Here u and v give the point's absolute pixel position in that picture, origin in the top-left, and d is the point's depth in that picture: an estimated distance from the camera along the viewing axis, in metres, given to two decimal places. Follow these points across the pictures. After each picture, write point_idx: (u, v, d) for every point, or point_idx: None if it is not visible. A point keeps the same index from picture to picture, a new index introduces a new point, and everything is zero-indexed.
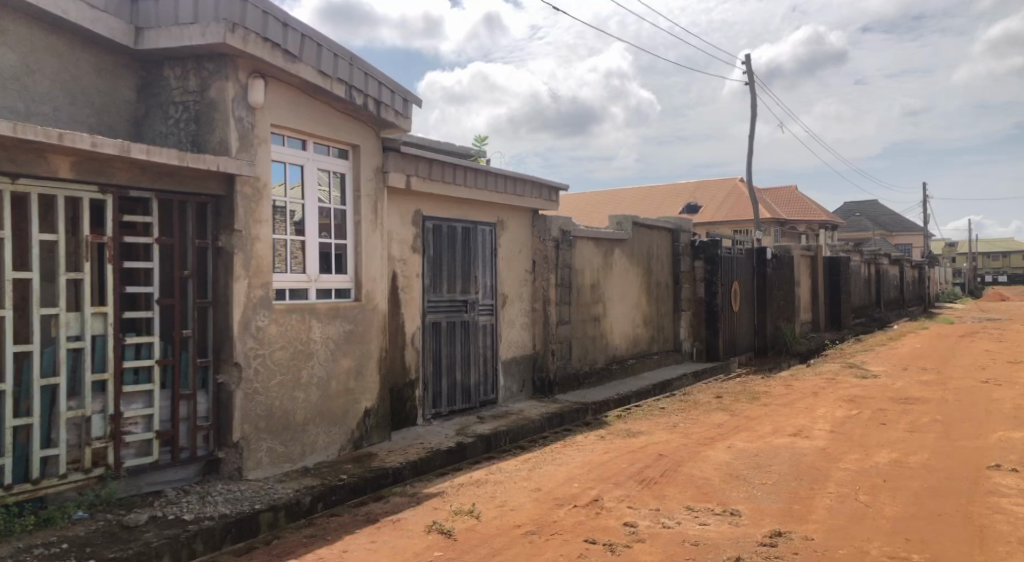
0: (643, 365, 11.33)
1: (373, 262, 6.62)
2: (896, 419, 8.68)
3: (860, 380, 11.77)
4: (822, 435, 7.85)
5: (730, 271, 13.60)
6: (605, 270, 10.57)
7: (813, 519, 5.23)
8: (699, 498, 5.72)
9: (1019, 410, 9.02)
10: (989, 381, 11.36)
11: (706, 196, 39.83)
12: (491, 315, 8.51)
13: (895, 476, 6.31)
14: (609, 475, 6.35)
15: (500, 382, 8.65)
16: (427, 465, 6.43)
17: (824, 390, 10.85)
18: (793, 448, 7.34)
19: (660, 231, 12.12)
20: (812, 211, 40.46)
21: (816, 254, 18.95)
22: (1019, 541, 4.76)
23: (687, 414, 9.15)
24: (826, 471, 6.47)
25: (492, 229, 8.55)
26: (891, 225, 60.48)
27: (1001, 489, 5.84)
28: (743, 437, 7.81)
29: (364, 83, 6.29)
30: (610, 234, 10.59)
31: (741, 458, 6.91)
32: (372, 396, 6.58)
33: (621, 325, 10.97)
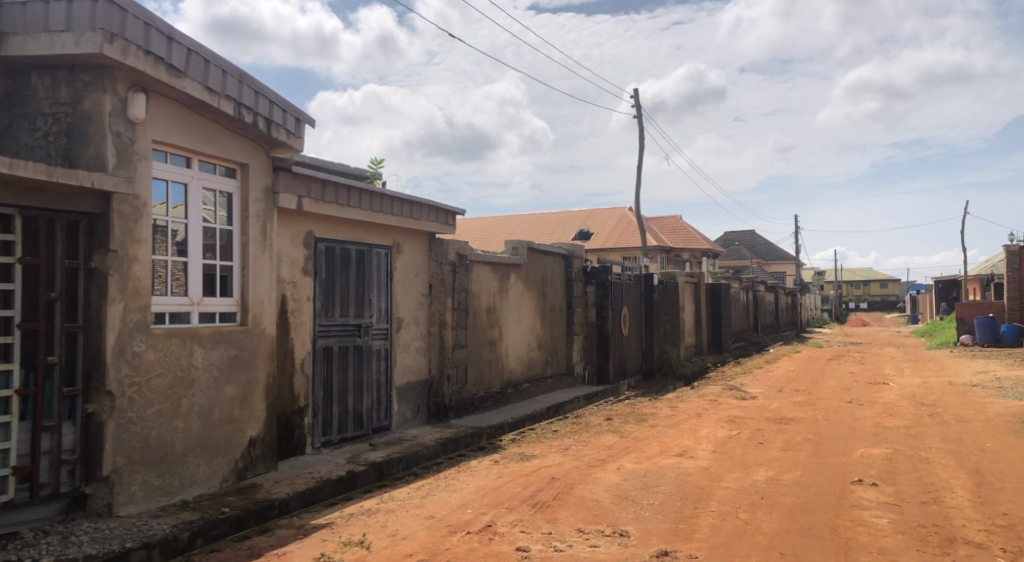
0: (536, 389, 11.46)
1: (261, 285, 6.39)
2: (773, 439, 9.17)
3: (740, 401, 12.37)
4: (705, 456, 8.18)
5: (619, 297, 14.02)
6: (501, 295, 10.64)
7: (697, 537, 5.43)
8: (590, 520, 5.82)
9: (880, 428, 9.74)
10: (852, 401, 12.21)
11: (597, 223, 41.02)
12: (386, 339, 8.39)
13: (771, 493, 6.66)
14: (501, 500, 6.36)
15: (393, 407, 8.51)
16: (315, 495, 6.23)
17: (707, 411, 11.32)
18: (678, 468, 7.61)
19: (554, 256, 12.34)
20: (696, 240, 42.42)
21: (699, 281, 19.85)
22: (879, 551, 5.12)
23: (579, 436, 9.32)
24: (709, 490, 6.73)
25: (387, 252, 8.45)
26: (766, 254, 64.24)
27: (864, 503, 6.28)
28: (632, 458, 8.03)
29: (254, 101, 6.12)
30: (506, 259, 10.68)
31: (630, 480, 7.09)
32: (258, 424, 6.32)
33: (516, 348, 11.06)
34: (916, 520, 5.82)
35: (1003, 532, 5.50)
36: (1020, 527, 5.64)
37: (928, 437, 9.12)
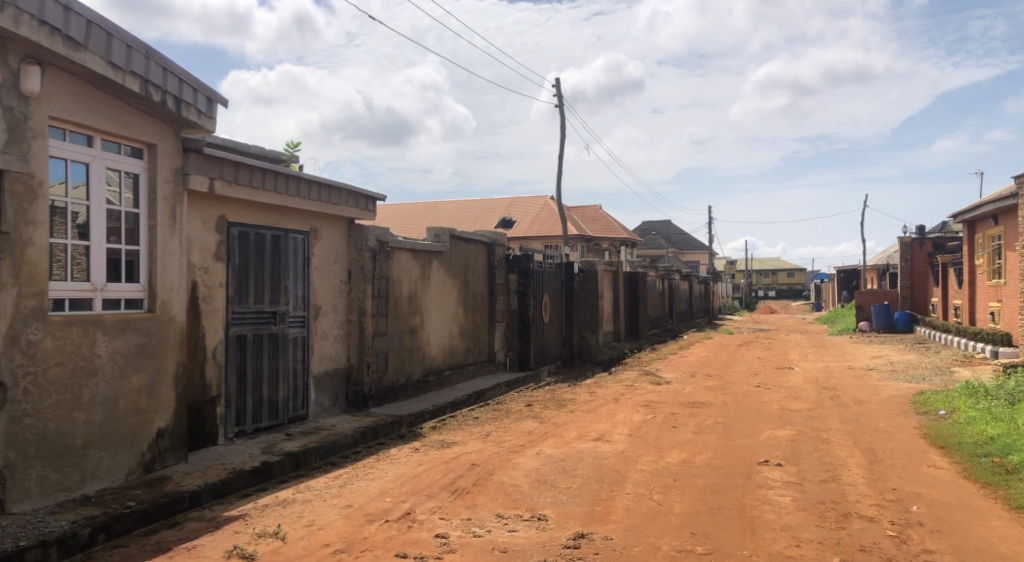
0: (458, 376, 11.47)
1: (170, 271, 6.14)
2: (685, 422, 9.49)
3: (655, 386, 12.74)
4: (621, 439, 8.40)
5: (540, 284, 14.15)
6: (423, 282, 10.57)
7: (613, 519, 5.57)
8: (508, 505, 5.89)
9: (785, 411, 10.22)
10: (760, 385, 12.77)
11: (519, 212, 41.26)
12: (303, 326, 8.21)
13: (683, 475, 6.89)
14: (421, 488, 6.34)
15: (311, 396, 8.36)
16: (228, 486, 6.06)
17: (624, 396, 11.61)
18: (595, 452, 7.78)
19: (476, 244, 12.32)
20: (615, 230, 43.26)
21: (617, 269, 20.25)
22: (782, 528, 5.39)
23: (499, 423, 9.39)
24: (625, 473, 6.92)
25: (304, 238, 8.26)
26: (682, 244, 66.10)
27: (769, 482, 6.59)
28: (550, 443, 8.15)
29: (162, 78, 5.84)
30: (428, 246, 10.61)
31: (548, 464, 7.20)
32: (167, 415, 6.09)
33: (438, 336, 11.02)
34: (816, 497, 6.14)
35: (893, 507, 5.88)
36: (908, 501, 6.04)
37: (828, 419, 9.63)
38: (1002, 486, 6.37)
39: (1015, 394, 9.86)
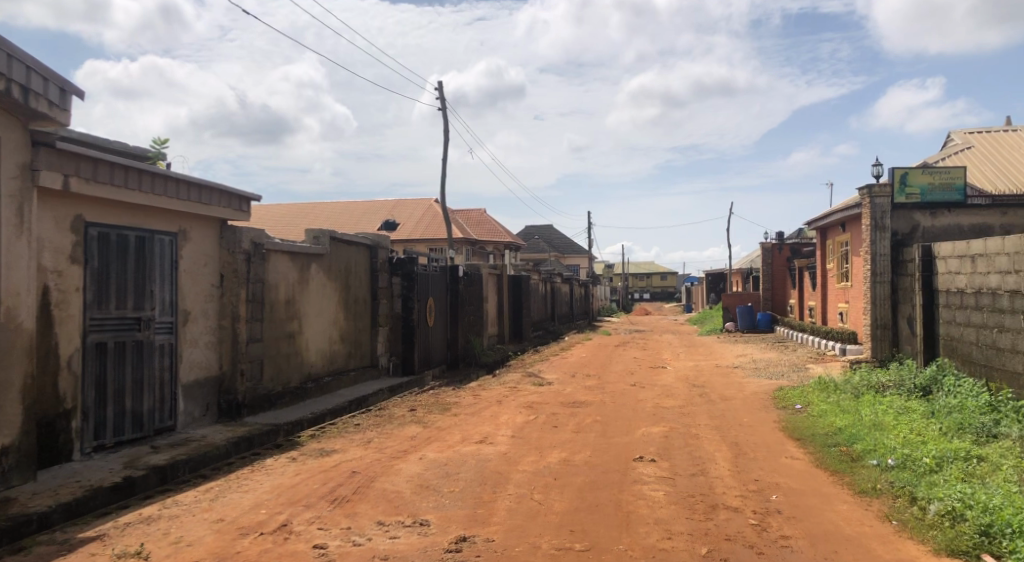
0: (339, 382, 11.19)
1: (16, 274, 5.65)
2: (566, 422, 9.72)
3: (537, 387, 12.97)
4: (504, 441, 8.48)
5: (424, 288, 14.06)
6: (301, 286, 10.26)
7: (494, 521, 5.62)
8: (390, 512, 5.81)
9: (659, 408, 10.67)
10: (636, 384, 13.27)
11: (403, 214, 40.91)
12: (170, 333, 7.76)
13: (563, 473, 7.05)
14: (298, 498, 6.15)
15: (179, 406, 7.91)
16: (83, 506, 5.64)
17: (507, 398, 11.74)
18: (478, 454, 7.81)
19: (358, 246, 12.10)
20: (498, 234, 43.70)
21: (501, 272, 20.43)
22: (655, 522, 5.62)
23: (381, 429, 9.26)
24: (507, 475, 6.99)
25: (172, 240, 7.82)
26: (564, 247, 67.62)
27: (644, 478, 6.86)
28: (433, 448, 8.12)
29: (7, 66, 5.37)
30: (306, 248, 10.31)
31: (431, 469, 7.17)
32: (13, 431, 5.60)
33: (317, 342, 10.72)
34: (686, 490, 6.45)
35: (754, 497, 6.27)
36: (768, 490, 6.45)
37: (698, 415, 10.14)
38: (849, 473, 6.94)
39: (860, 388, 10.76)
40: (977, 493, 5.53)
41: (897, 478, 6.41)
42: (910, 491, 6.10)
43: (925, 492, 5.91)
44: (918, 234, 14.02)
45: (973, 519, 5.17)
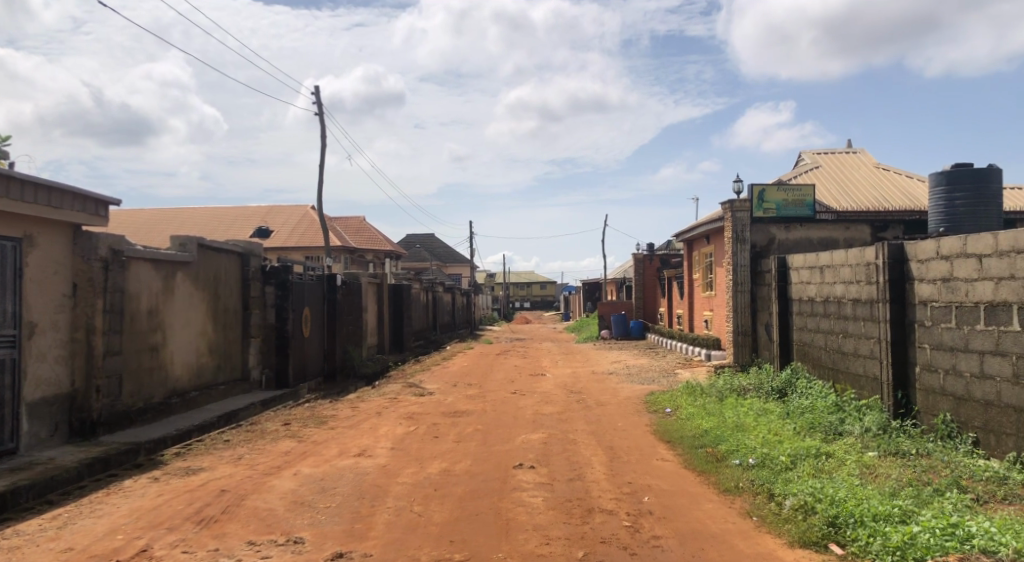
0: (207, 397, 10.62)
1: None
2: (446, 432, 9.68)
3: (418, 398, 12.86)
4: (383, 453, 8.34)
5: (300, 298, 13.62)
6: (165, 296, 9.68)
7: (372, 535, 5.52)
8: (261, 531, 5.58)
9: (538, 415, 10.84)
10: (516, 392, 13.43)
11: (277, 221, 39.61)
12: (12, 348, 7.11)
13: (443, 484, 7.02)
14: (160, 520, 5.78)
15: (22, 427, 7.25)
16: None
17: (386, 410, 11.55)
18: (356, 468, 7.64)
19: (228, 254, 11.56)
20: (378, 242, 43.12)
21: (381, 281, 20.14)
22: (534, 528, 5.70)
23: (253, 444, 8.86)
24: (385, 487, 6.87)
25: (16, 246, 7.19)
26: (445, 256, 67.56)
27: (523, 485, 6.94)
28: (309, 462, 7.86)
29: None
30: (171, 256, 9.75)
31: (306, 484, 6.94)
32: None
33: (182, 355, 10.14)
34: (564, 495, 6.59)
35: (628, 499, 6.49)
36: (640, 492, 6.70)
37: (575, 421, 10.39)
38: (714, 472, 7.33)
39: (723, 391, 11.41)
40: (825, 488, 6.01)
41: (757, 476, 6.84)
42: (768, 488, 6.53)
43: (781, 488, 6.34)
44: (774, 246, 15.05)
45: (822, 511, 5.60)
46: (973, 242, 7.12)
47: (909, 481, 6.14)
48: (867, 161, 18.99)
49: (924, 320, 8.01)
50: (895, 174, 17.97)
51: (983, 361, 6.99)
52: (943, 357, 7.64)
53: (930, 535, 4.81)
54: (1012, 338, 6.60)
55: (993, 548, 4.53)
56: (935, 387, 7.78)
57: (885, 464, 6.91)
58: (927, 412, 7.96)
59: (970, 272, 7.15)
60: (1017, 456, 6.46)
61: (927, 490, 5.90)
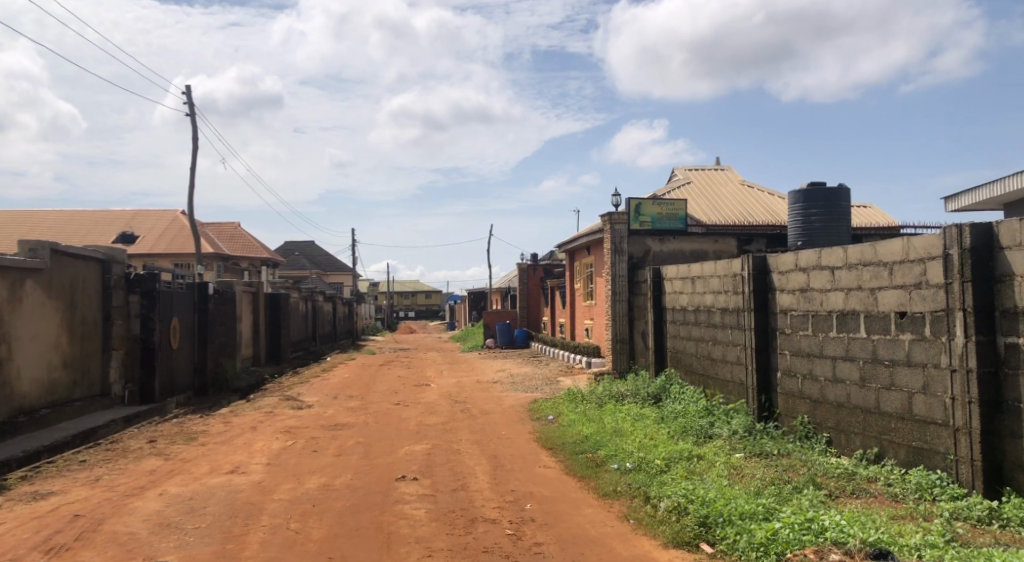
0: (60, 415, 9.81)
1: None
2: (326, 445, 9.40)
3: (296, 411, 12.41)
4: (258, 470, 7.99)
5: (168, 307, 12.86)
6: (11, 305, 8.89)
7: (245, 555, 5.27)
8: (120, 557, 5.20)
9: (422, 426, 10.74)
10: (398, 403, 13.23)
11: (143, 226, 37.30)
12: None
13: (322, 499, 6.81)
14: (2, 551, 5.27)
15: None
16: None
17: (261, 424, 11.08)
18: (228, 486, 7.27)
19: (86, 261, 10.77)
20: (254, 249, 41.46)
21: (257, 290, 19.34)
22: (416, 540, 5.64)
23: (113, 464, 8.26)
24: (260, 505, 6.59)
25: None
26: (326, 264, 65.80)
27: (406, 497, 6.85)
28: (176, 481, 7.41)
29: None
30: (19, 262, 8.98)
31: (173, 505, 6.54)
32: None
33: (32, 369, 9.33)
34: (447, 506, 6.55)
35: (511, 507, 6.53)
36: (523, 500, 6.76)
37: (459, 430, 10.35)
38: (594, 478, 7.51)
39: (603, 398, 11.73)
40: (696, 489, 6.29)
41: (634, 480, 7.07)
42: (644, 491, 6.76)
43: (656, 491, 6.58)
44: (649, 258, 15.66)
45: (693, 512, 5.86)
46: (826, 256, 7.71)
47: (772, 481, 6.54)
48: (733, 178, 20.15)
49: (785, 328, 8.57)
50: (758, 191, 19.17)
51: (835, 366, 7.56)
52: (801, 363, 8.20)
53: (790, 530, 5.12)
54: (860, 344, 7.17)
55: (843, 540, 4.88)
56: (794, 391, 8.34)
57: (750, 464, 7.32)
58: (787, 413, 8.51)
59: (824, 283, 7.74)
60: (864, 453, 7.02)
61: (787, 487, 6.30)
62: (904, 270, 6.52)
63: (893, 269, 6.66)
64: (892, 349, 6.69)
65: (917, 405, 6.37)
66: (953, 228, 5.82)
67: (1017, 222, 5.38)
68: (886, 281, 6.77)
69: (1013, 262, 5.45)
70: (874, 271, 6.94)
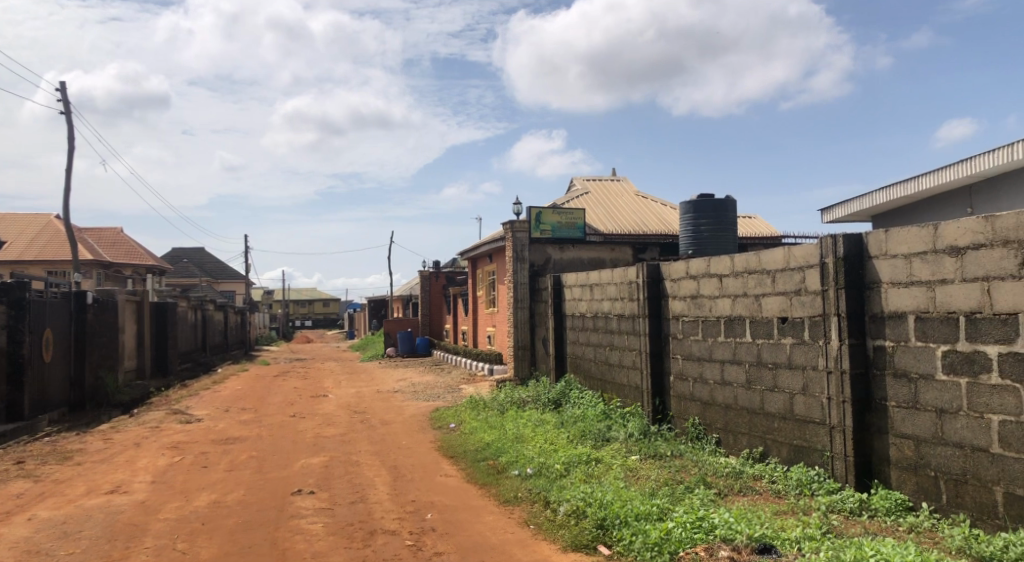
0: None
1: None
2: (216, 461, 8.99)
3: (184, 425, 11.81)
4: (141, 488, 7.55)
5: (39, 318, 11.97)
6: None
7: None
8: None
9: (319, 438, 10.46)
10: (295, 414, 12.83)
11: (10, 231, 34.59)
12: None
13: (212, 517, 6.51)
14: None
15: None
16: None
17: (145, 440, 10.48)
18: (108, 507, 6.83)
19: None
20: (138, 256, 39.25)
21: (142, 299, 18.32)
22: (313, 555, 5.48)
23: None
24: (143, 526, 6.22)
25: None
26: (217, 271, 63.09)
27: (302, 512, 6.64)
28: (47, 505, 6.88)
29: None
30: None
31: (44, 530, 6.08)
32: None
33: None
34: (345, 519, 6.40)
35: (411, 518, 6.45)
36: (423, 510, 6.70)
37: (358, 441, 10.15)
38: (495, 485, 7.52)
39: (504, 405, 11.80)
40: (594, 492, 6.42)
41: (534, 486, 7.14)
42: (544, 496, 6.84)
43: (556, 496, 6.67)
44: (550, 265, 15.90)
45: (592, 514, 5.98)
46: (714, 264, 8.07)
47: (665, 481, 6.77)
48: (627, 189, 20.79)
49: (677, 334, 8.90)
50: (652, 201, 19.87)
51: (723, 369, 7.91)
52: (692, 367, 8.53)
53: (682, 529, 5.31)
54: (746, 348, 7.53)
55: (731, 536, 5.11)
56: (686, 394, 8.67)
57: (645, 466, 7.54)
58: (679, 416, 8.85)
59: (712, 290, 8.09)
60: (749, 453, 7.38)
61: (680, 488, 6.53)
62: (785, 278, 6.91)
63: (776, 277, 7.05)
64: (775, 353, 7.08)
65: (797, 405, 6.76)
66: (828, 238, 6.22)
67: (884, 233, 5.81)
68: (769, 288, 7.16)
69: (880, 270, 5.88)
70: (758, 278, 7.32)
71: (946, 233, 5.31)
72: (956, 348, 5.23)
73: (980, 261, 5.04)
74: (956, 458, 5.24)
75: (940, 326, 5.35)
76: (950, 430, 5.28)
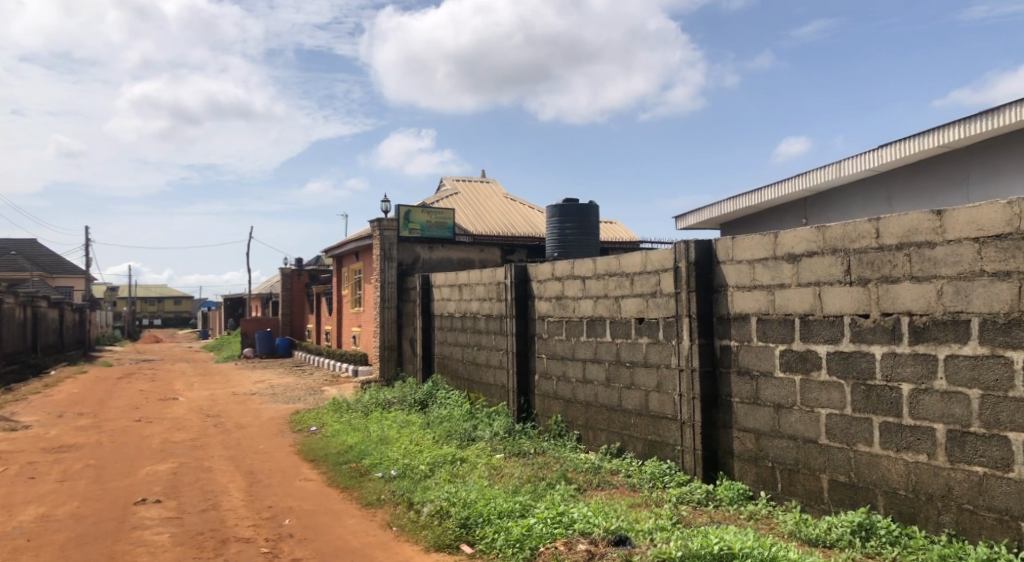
0: None
1: None
2: (47, 471, 8.21)
3: (8, 433, 10.70)
4: None
5: None
6: None
7: None
8: None
9: (167, 443, 9.81)
10: (140, 419, 11.96)
11: None
12: None
13: (40, 533, 5.94)
14: None
15: None
16: None
17: None
18: None
19: None
20: None
21: None
22: None
23: None
24: None
25: None
26: (52, 265, 57.72)
27: (145, 522, 6.20)
28: None
29: None
30: None
31: None
32: None
33: None
34: (193, 529, 6.03)
35: (267, 524, 6.19)
36: (281, 516, 6.45)
37: (211, 446, 9.61)
38: (357, 487, 7.37)
39: (368, 406, 11.58)
40: (459, 491, 6.44)
41: (397, 487, 7.06)
42: (408, 497, 6.78)
43: (420, 496, 6.63)
44: (418, 265, 15.77)
45: (455, 514, 5.99)
46: (578, 266, 8.32)
47: (528, 478, 6.90)
48: (496, 191, 21.02)
49: (541, 333, 9.10)
50: (520, 204, 20.20)
51: (585, 367, 8.16)
52: (556, 366, 8.75)
53: (543, 524, 5.44)
54: (606, 347, 7.82)
55: (588, 530, 5.29)
56: (550, 392, 8.87)
57: (509, 464, 7.65)
58: (542, 414, 9.05)
59: (576, 291, 8.34)
60: (608, 448, 7.67)
61: (542, 484, 6.68)
62: (642, 280, 7.25)
63: (634, 279, 7.37)
64: (632, 352, 7.40)
65: (651, 402, 7.10)
66: (681, 244, 6.58)
67: (731, 239, 6.22)
68: (627, 290, 7.47)
69: (727, 274, 6.28)
70: (617, 281, 7.62)
71: (785, 241, 5.76)
72: (791, 348, 5.69)
73: (813, 268, 5.51)
74: (789, 449, 5.70)
75: (778, 327, 5.80)
76: (786, 423, 5.73)
